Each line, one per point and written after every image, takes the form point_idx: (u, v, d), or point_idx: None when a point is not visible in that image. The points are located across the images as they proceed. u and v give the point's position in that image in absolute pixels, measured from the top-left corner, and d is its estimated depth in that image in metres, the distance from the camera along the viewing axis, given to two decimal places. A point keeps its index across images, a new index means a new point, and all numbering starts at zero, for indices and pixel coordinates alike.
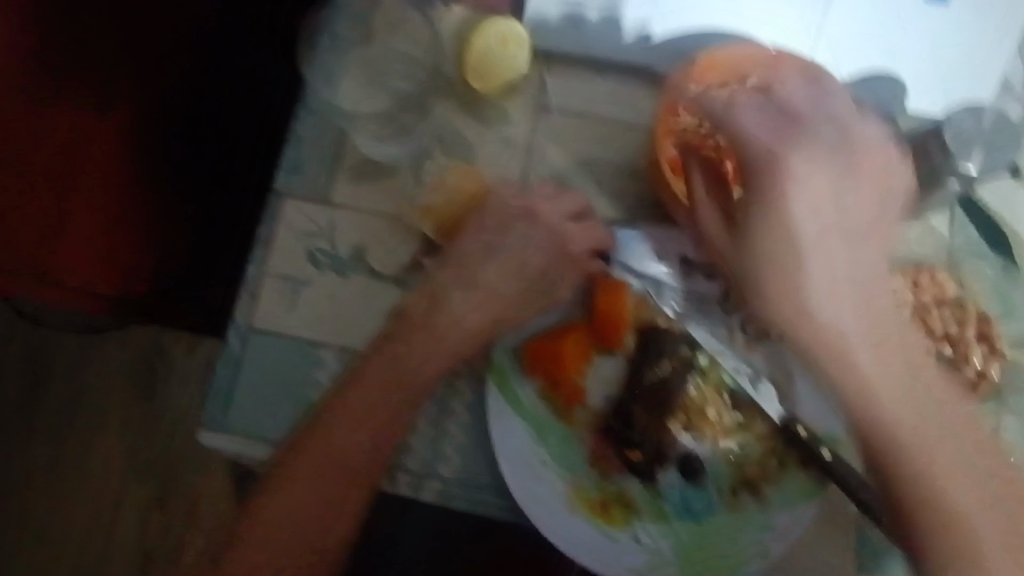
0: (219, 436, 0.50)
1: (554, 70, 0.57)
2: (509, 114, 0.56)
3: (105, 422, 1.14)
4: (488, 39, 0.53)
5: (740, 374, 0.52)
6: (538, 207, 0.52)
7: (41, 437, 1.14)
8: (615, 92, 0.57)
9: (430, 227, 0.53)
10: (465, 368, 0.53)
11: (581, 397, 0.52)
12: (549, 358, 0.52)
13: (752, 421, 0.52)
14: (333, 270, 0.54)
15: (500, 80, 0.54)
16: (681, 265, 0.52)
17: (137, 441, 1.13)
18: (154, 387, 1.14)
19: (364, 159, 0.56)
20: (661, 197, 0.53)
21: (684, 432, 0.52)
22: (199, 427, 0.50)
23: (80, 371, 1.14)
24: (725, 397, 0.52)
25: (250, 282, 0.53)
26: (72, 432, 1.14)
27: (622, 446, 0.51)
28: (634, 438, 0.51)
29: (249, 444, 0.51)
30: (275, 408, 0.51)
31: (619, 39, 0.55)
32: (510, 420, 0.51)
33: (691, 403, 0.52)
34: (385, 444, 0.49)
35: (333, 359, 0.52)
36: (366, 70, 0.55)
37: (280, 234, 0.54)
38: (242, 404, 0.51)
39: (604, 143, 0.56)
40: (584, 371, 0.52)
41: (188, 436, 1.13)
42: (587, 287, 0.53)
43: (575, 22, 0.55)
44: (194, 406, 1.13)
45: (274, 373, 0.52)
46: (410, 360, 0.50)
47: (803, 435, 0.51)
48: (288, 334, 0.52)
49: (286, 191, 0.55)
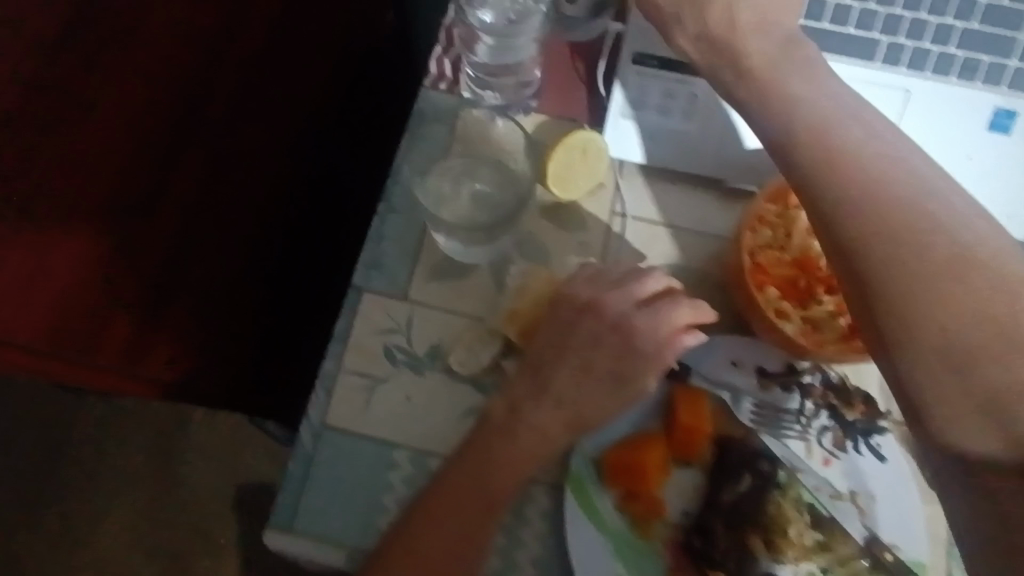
0: (288, 538, 0.49)
1: (628, 177, 0.61)
2: (586, 221, 0.59)
3: (114, 500, 1.09)
4: (571, 151, 0.58)
5: (821, 492, 0.52)
6: (604, 299, 0.50)
7: (39, 512, 1.07)
8: (686, 203, 0.60)
9: (512, 330, 0.53)
10: (543, 476, 0.52)
11: (660, 511, 0.50)
12: (629, 469, 0.51)
13: (835, 542, 0.50)
14: (409, 368, 0.54)
15: (578, 186, 0.58)
16: (757, 375, 0.55)
17: (146, 520, 1.09)
18: (171, 466, 1.11)
19: (444, 259, 0.57)
20: (736, 304, 0.56)
21: (766, 553, 0.49)
22: (268, 527, 0.50)
23: (92, 444, 1.10)
24: (806, 515, 0.50)
25: (325, 377, 0.54)
26: (71, 510, 1.08)
27: (700, 564, 0.49)
28: (713, 555, 0.49)
29: (317, 548, 0.49)
30: (346, 511, 0.50)
31: (700, 153, 0.59)
32: (588, 533, 0.49)
33: (771, 520, 0.50)
34: (465, 554, 0.47)
35: (408, 462, 0.52)
36: (453, 175, 0.59)
37: (358, 329, 0.55)
38: (313, 503, 0.50)
39: (675, 252, 0.58)
40: (663, 484, 0.51)
41: (201, 517, 1.10)
42: (665, 398, 0.53)
43: (660, 136, 0.59)
44: (213, 486, 1.11)
45: (347, 475, 0.51)
46: (495, 467, 0.48)
47: (888, 559, 0.50)
48: (363, 435, 0.52)
49: (365, 286, 0.56)
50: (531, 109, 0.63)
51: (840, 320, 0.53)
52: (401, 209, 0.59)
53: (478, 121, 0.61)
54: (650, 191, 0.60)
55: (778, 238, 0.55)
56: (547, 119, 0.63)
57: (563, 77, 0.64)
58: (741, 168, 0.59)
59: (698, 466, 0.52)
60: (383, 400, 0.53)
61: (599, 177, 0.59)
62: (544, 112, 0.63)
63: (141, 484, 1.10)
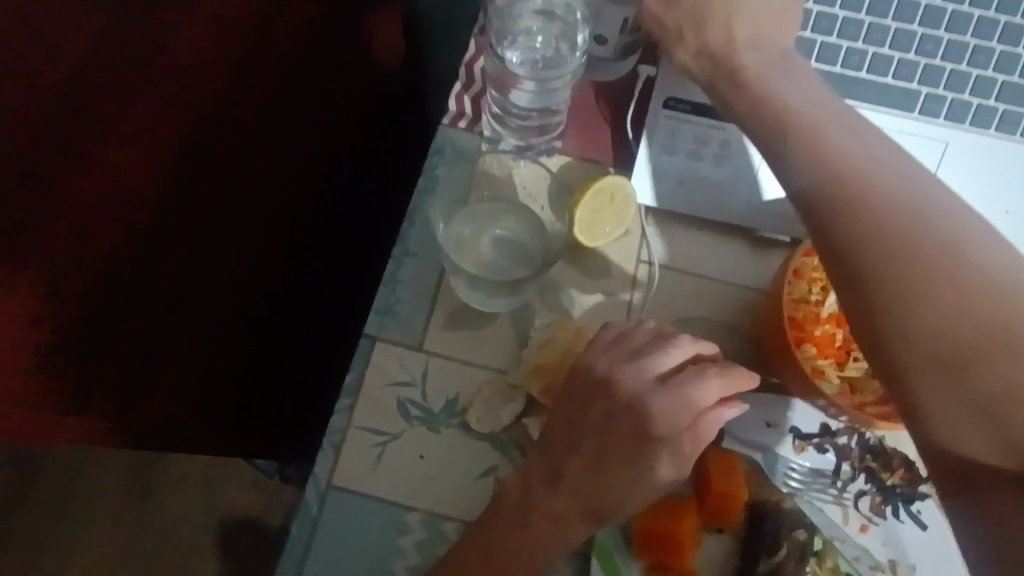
0: None
1: (654, 224, 0.59)
2: (611, 269, 0.57)
3: (96, 534, 1.05)
4: (600, 196, 0.56)
5: (860, 564, 0.49)
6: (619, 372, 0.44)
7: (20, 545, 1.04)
8: (715, 255, 0.59)
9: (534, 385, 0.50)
10: None
11: None
12: (661, 541, 0.46)
13: None
14: (423, 424, 0.51)
15: (603, 233, 0.57)
16: (792, 436, 0.52)
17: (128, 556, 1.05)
18: (156, 500, 1.07)
19: (462, 306, 0.55)
20: (771, 360, 0.54)
21: None
22: None
23: (78, 476, 1.07)
24: None
25: (333, 433, 0.51)
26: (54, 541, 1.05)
27: None
28: None
29: None
30: None
31: (735, 199, 0.58)
32: None
33: None
34: None
35: (420, 526, 0.49)
36: (472, 221, 0.57)
37: (368, 379, 0.53)
38: (317, 568, 0.48)
39: (703, 305, 0.57)
40: (695, 555, 0.47)
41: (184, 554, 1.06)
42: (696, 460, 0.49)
43: (693, 181, 0.59)
44: (198, 523, 1.07)
45: (353, 538, 0.48)
46: (513, 545, 0.43)
47: None
48: (373, 496, 0.49)
49: (378, 334, 0.54)
50: (555, 150, 0.62)
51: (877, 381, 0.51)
52: (418, 253, 0.58)
53: (502, 162, 0.60)
54: (674, 238, 0.59)
55: (813, 292, 0.53)
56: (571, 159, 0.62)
57: (589, 116, 0.63)
58: (773, 216, 0.59)
59: (730, 534, 0.49)
60: (395, 456, 0.50)
61: (627, 224, 0.58)
62: (569, 153, 0.62)
63: (124, 519, 1.06)
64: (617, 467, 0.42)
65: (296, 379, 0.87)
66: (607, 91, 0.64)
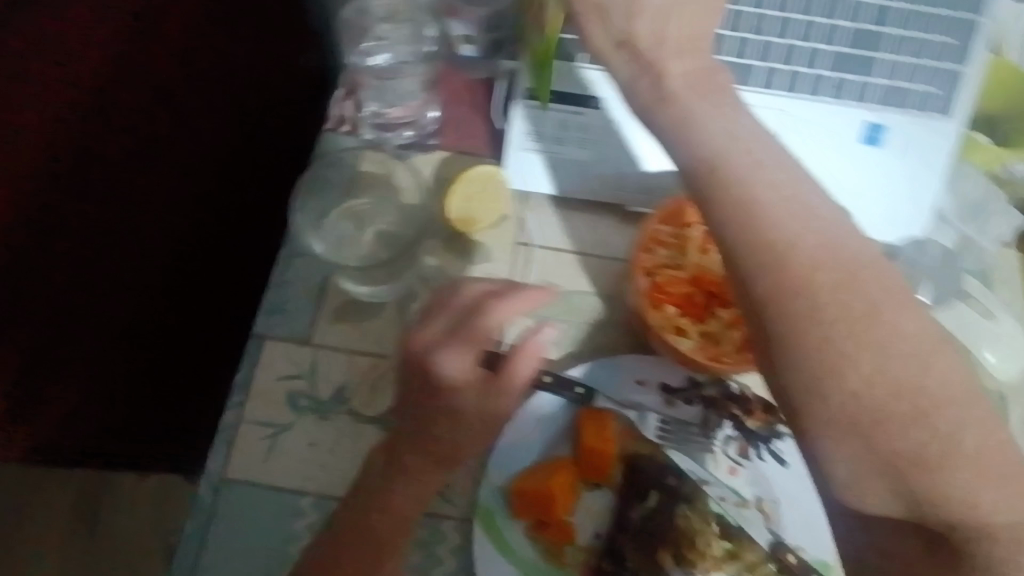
0: None
1: (530, 206, 0.63)
2: (491, 252, 0.60)
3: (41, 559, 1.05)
4: (470, 184, 0.59)
5: (726, 503, 0.52)
6: (434, 340, 0.48)
7: None
8: (589, 230, 0.62)
9: None
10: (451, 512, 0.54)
11: (570, 536, 0.51)
12: (537, 501, 0.51)
13: (742, 549, 0.51)
14: (314, 413, 0.55)
15: (484, 214, 0.58)
16: (663, 391, 0.56)
17: None
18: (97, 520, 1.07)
19: (347, 298, 0.59)
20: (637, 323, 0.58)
21: (676, 568, 0.50)
22: None
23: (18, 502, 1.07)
24: (714, 525, 0.51)
25: (227, 429, 0.54)
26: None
27: None
28: None
29: None
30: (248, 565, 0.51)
31: (600, 177, 0.62)
32: (498, 564, 0.51)
33: (681, 530, 0.51)
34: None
35: (312, 508, 0.53)
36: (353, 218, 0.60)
37: (259, 377, 0.56)
38: (216, 562, 0.51)
39: (578, 276, 0.61)
40: (572, 509, 0.52)
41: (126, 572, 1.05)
42: (568, 420, 0.54)
43: (561, 163, 0.62)
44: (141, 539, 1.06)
45: (247, 525, 0.52)
46: (379, 516, 0.48)
47: (794, 561, 0.51)
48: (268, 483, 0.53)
49: (265, 333, 0.57)
50: (430, 147, 0.65)
51: (735, 331, 0.55)
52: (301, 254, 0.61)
53: (378, 161, 0.62)
54: (549, 222, 0.63)
55: (672, 257, 0.57)
56: (447, 154, 0.65)
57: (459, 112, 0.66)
58: (640, 189, 0.62)
59: (609, 490, 0.52)
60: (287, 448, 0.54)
61: (503, 210, 0.59)
62: (445, 148, 0.65)
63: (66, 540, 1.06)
64: (447, 418, 0.47)
65: (188, 375, 0.85)
66: (478, 87, 0.67)
